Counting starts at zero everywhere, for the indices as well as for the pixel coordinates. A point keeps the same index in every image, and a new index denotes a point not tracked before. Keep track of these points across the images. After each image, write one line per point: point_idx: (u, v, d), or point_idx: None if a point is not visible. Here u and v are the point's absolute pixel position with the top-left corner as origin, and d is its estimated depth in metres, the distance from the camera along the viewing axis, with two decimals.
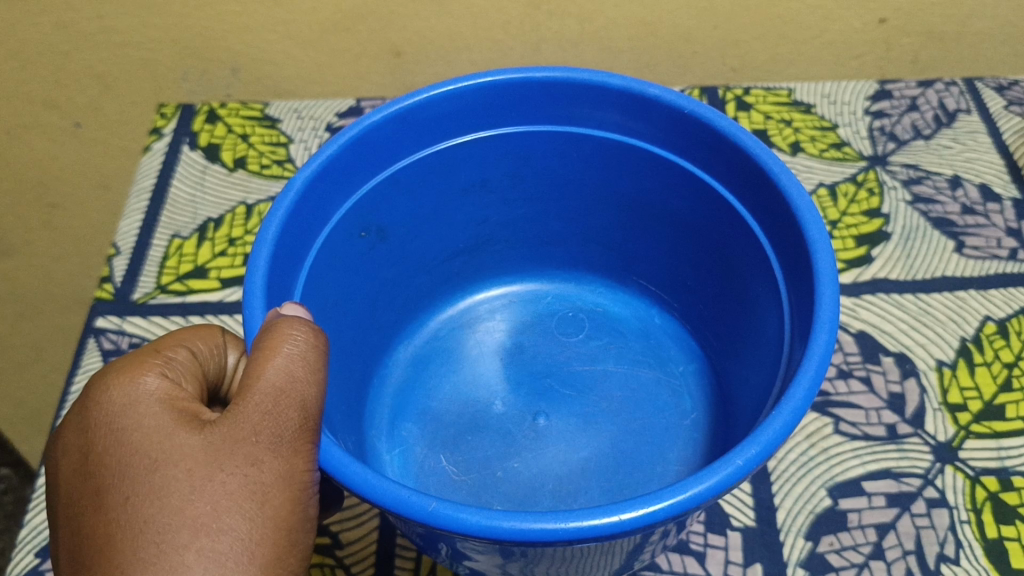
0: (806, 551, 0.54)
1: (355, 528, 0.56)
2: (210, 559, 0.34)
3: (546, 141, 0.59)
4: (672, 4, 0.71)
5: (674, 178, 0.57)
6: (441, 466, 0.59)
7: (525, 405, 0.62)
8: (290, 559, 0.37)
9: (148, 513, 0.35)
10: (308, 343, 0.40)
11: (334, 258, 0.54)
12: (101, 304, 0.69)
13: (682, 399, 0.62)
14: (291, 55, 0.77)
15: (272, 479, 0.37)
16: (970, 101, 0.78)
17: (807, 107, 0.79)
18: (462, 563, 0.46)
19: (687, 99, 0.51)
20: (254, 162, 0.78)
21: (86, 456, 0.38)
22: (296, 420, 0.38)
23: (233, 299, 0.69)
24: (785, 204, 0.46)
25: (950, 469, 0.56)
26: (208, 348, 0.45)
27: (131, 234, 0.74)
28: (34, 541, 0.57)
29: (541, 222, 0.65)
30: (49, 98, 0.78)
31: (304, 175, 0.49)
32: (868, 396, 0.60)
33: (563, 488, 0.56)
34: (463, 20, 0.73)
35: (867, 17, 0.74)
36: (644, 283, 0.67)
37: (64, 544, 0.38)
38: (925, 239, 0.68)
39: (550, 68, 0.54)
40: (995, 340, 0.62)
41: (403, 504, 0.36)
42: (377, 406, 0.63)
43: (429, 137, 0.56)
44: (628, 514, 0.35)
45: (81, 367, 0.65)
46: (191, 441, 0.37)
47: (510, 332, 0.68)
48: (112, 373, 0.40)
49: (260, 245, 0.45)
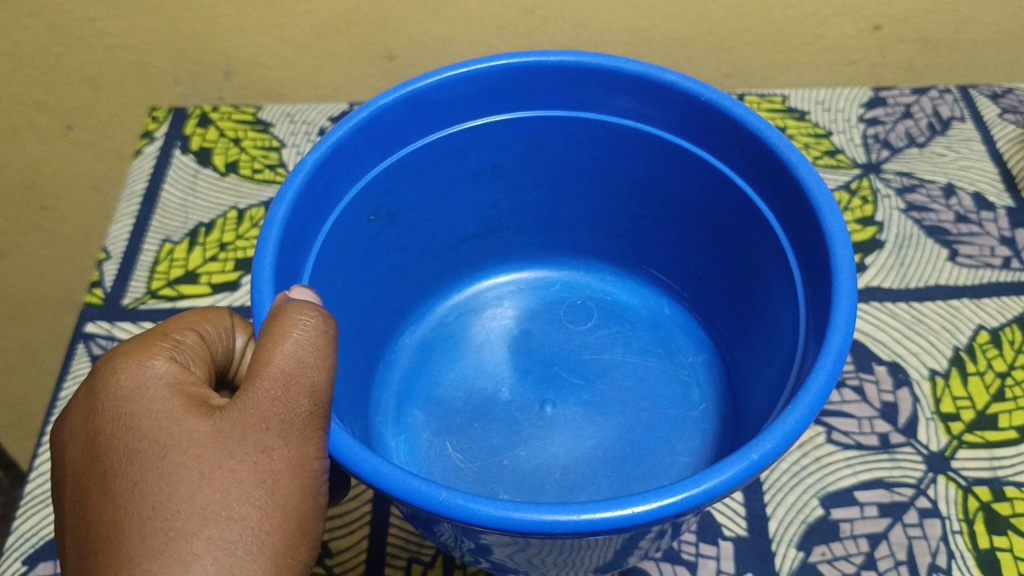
0: (797, 561, 0.53)
1: (345, 537, 0.55)
2: (219, 548, 0.33)
3: (557, 127, 0.58)
4: (666, 10, 0.71)
5: (687, 165, 0.56)
6: (446, 454, 0.58)
7: (533, 393, 0.61)
8: (301, 548, 0.36)
9: (157, 500, 0.34)
10: (317, 329, 0.39)
11: (342, 244, 0.53)
12: (90, 309, 0.68)
13: (691, 390, 0.61)
14: (283, 59, 0.76)
15: (282, 467, 0.36)
16: (964, 108, 0.78)
17: (802, 114, 0.79)
18: (483, 558, 0.45)
19: (704, 86, 0.51)
20: (246, 167, 0.77)
21: (92, 440, 0.37)
22: (306, 407, 0.37)
23: (224, 304, 0.68)
24: (804, 195, 0.46)
25: (943, 478, 0.56)
26: (216, 331, 0.44)
27: (122, 238, 0.73)
28: (21, 549, 0.55)
29: (550, 209, 0.65)
30: (40, 100, 0.77)
31: (316, 156, 0.48)
32: (860, 404, 0.60)
33: (569, 478, 0.56)
34: (457, 24, 0.73)
35: (862, 24, 0.74)
36: (653, 271, 0.66)
37: (70, 528, 0.37)
38: (918, 247, 0.68)
39: (564, 52, 0.54)
40: (988, 349, 0.62)
41: (414, 493, 0.35)
42: (383, 392, 0.62)
43: (440, 121, 0.55)
44: (641, 508, 0.34)
45: (70, 372, 0.64)
46: (200, 426, 0.36)
47: (518, 319, 0.67)
48: (120, 356, 0.39)
49: (270, 226, 0.45)
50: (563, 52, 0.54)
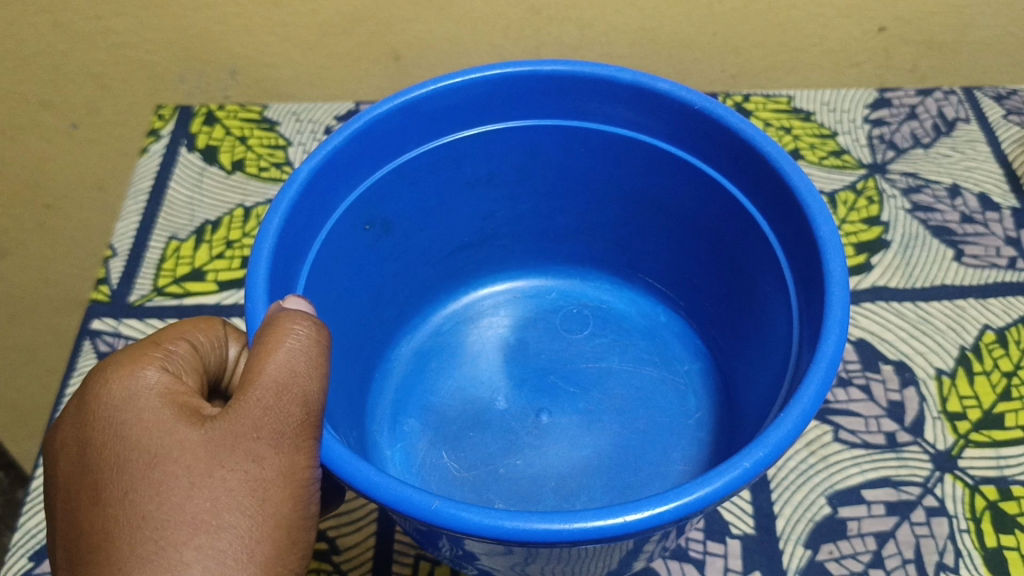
0: (805, 559, 0.53)
1: (352, 533, 0.55)
2: (209, 557, 0.34)
3: (553, 135, 0.58)
4: (670, 11, 0.71)
5: (682, 175, 0.57)
6: (441, 462, 0.59)
7: (527, 402, 0.62)
8: (292, 557, 0.37)
9: (147, 510, 0.35)
10: (310, 338, 0.40)
11: (337, 251, 0.54)
12: (97, 305, 0.69)
13: (687, 398, 0.62)
14: (291, 58, 0.77)
15: (272, 476, 0.37)
16: (969, 109, 0.78)
17: (807, 115, 0.78)
18: (472, 564, 0.45)
19: (697, 95, 0.51)
20: (253, 165, 0.78)
21: (84, 450, 0.38)
22: (297, 415, 0.38)
23: (230, 302, 0.68)
24: (797, 203, 0.46)
25: (950, 477, 0.56)
26: (209, 341, 0.45)
27: (129, 235, 0.74)
28: (27, 545, 0.56)
29: (546, 218, 0.65)
30: (47, 99, 0.78)
31: (311, 165, 0.49)
32: (867, 404, 0.60)
33: (565, 486, 0.56)
34: (463, 24, 0.73)
35: (867, 25, 0.74)
36: (650, 280, 0.67)
37: (62, 539, 0.37)
38: (924, 247, 0.68)
39: (558, 61, 0.54)
40: (994, 349, 0.62)
41: (409, 502, 0.36)
42: (378, 402, 0.63)
43: (436, 130, 0.56)
44: (634, 515, 0.34)
45: (76, 369, 0.65)
46: (191, 436, 0.37)
47: (514, 328, 0.67)
48: (112, 366, 0.39)
49: (264, 235, 0.45)
50: (556, 62, 0.54)
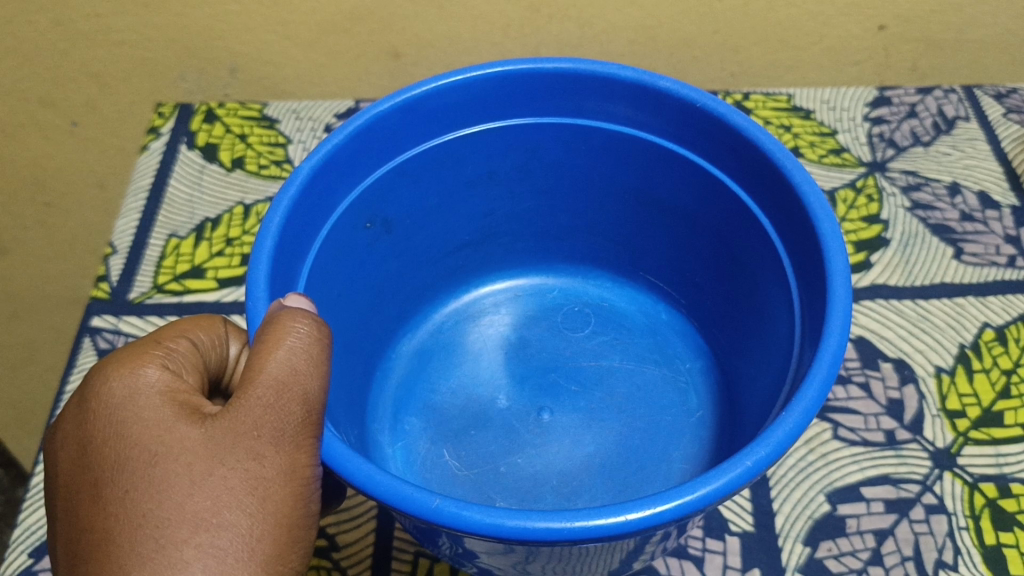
0: (804, 557, 0.53)
1: (352, 530, 0.55)
2: (209, 555, 0.34)
3: (554, 133, 0.58)
4: (671, 9, 0.71)
5: (684, 173, 0.57)
6: (442, 460, 0.59)
7: (528, 400, 0.62)
8: (293, 555, 0.37)
9: (147, 508, 0.35)
10: (311, 337, 0.40)
11: (338, 249, 0.54)
12: (97, 303, 0.69)
13: (688, 397, 0.62)
14: (291, 56, 0.77)
15: (273, 474, 0.37)
16: (969, 108, 0.78)
17: (807, 113, 0.78)
18: (471, 562, 0.45)
19: (699, 93, 0.51)
20: (252, 163, 0.78)
21: (84, 448, 0.38)
22: (298, 413, 0.38)
23: (230, 299, 0.68)
24: (799, 200, 0.46)
25: (949, 475, 0.56)
26: (209, 339, 0.45)
27: (128, 232, 0.74)
28: (27, 542, 0.56)
29: (547, 216, 0.65)
30: (47, 97, 0.78)
31: (312, 163, 0.49)
32: (866, 401, 0.60)
33: (566, 484, 0.56)
34: (463, 22, 0.73)
35: (867, 24, 0.74)
36: (651, 278, 0.67)
37: (62, 537, 0.37)
38: (924, 245, 0.68)
39: (559, 59, 0.54)
40: (993, 346, 0.62)
41: (409, 501, 0.36)
42: (379, 400, 0.63)
43: (437, 128, 0.56)
44: (634, 514, 0.35)
45: (76, 366, 0.65)
46: (191, 434, 0.37)
47: (515, 326, 0.67)
48: (112, 365, 0.40)
49: (265, 234, 0.45)
50: (557, 59, 0.54)
